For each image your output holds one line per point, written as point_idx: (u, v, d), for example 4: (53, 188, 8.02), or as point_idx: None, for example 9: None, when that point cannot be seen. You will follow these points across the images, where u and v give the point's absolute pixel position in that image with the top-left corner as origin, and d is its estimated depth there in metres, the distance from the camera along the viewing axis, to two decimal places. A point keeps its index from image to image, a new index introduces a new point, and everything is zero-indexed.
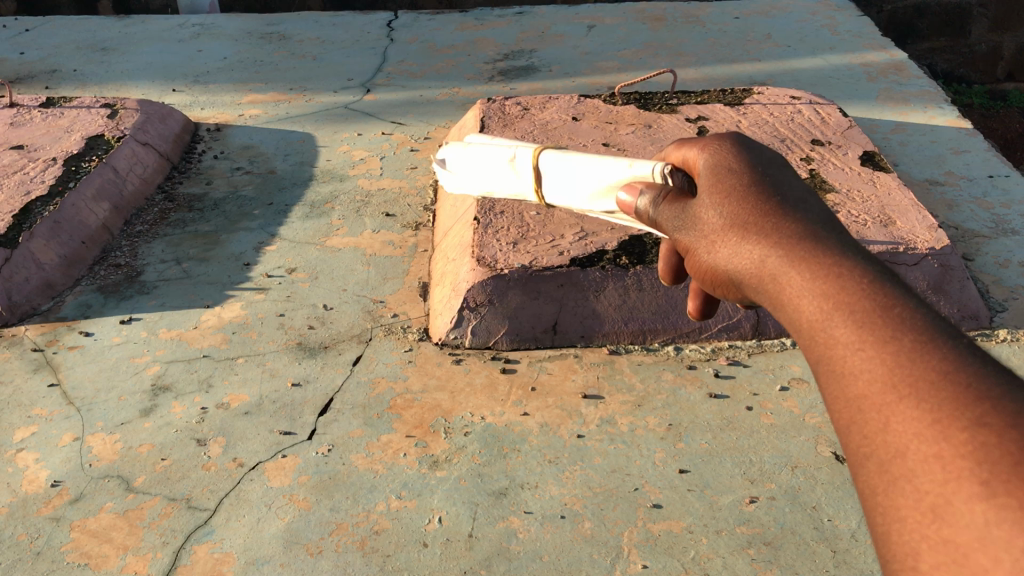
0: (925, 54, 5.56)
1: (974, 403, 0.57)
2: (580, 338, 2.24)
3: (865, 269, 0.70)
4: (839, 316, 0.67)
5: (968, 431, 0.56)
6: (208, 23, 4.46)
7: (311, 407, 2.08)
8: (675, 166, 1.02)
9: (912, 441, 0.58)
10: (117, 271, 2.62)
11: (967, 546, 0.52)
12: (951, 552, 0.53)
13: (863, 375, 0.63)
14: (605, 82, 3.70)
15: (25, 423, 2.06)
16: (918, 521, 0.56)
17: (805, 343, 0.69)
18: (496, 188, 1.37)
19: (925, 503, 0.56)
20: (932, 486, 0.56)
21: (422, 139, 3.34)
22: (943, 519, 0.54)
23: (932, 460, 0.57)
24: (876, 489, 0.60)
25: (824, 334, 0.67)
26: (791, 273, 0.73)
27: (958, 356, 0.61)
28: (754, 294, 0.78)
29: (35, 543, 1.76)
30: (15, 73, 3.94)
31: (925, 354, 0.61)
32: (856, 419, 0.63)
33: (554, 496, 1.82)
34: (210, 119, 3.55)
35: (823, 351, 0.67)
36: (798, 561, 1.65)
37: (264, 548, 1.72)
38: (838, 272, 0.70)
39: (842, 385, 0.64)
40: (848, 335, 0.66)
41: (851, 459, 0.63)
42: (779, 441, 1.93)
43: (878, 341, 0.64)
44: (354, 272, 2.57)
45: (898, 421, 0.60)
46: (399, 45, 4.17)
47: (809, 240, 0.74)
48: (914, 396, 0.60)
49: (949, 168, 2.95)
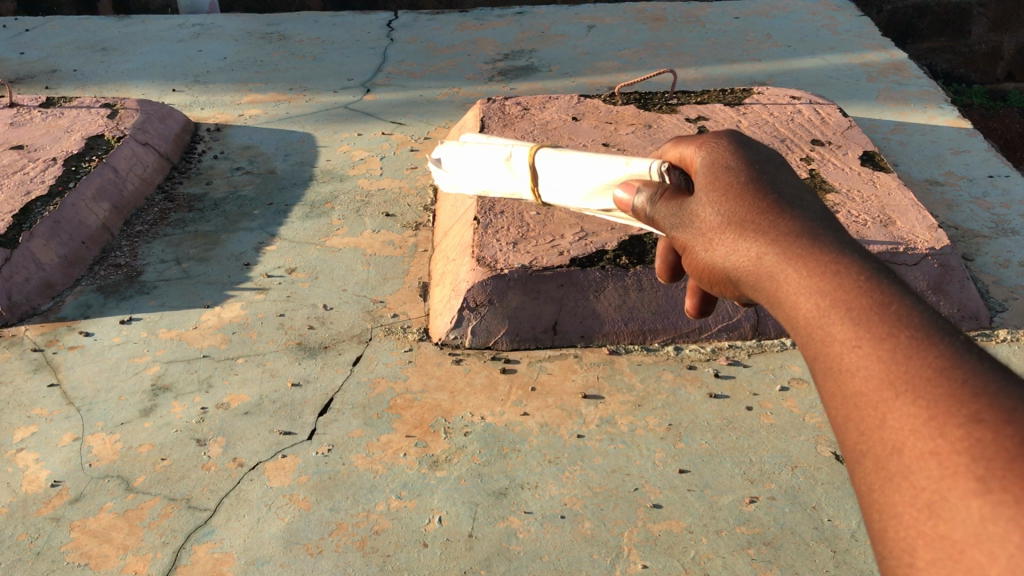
0: (925, 54, 5.56)
1: (970, 399, 0.57)
2: (580, 338, 2.24)
3: (862, 265, 0.70)
4: (835, 314, 0.67)
5: (963, 428, 0.56)
6: (208, 23, 4.46)
7: (311, 407, 2.08)
8: (672, 165, 1.03)
9: (909, 437, 0.58)
10: (117, 271, 2.62)
11: (963, 542, 0.52)
12: (947, 549, 0.53)
13: (860, 371, 0.63)
14: (605, 82, 3.70)
15: (25, 423, 2.06)
16: (914, 517, 0.56)
17: (802, 340, 0.69)
18: (491, 187, 1.36)
19: (921, 499, 0.56)
20: (928, 482, 0.56)
21: (422, 139, 3.34)
22: (938, 516, 0.54)
23: (928, 457, 0.57)
24: (873, 485, 0.60)
25: (821, 331, 0.67)
26: (788, 270, 0.73)
27: (954, 351, 0.60)
28: (751, 292, 0.78)
29: (35, 543, 1.76)
30: (15, 73, 3.94)
31: (922, 350, 0.61)
32: (853, 416, 0.63)
33: (554, 496, 1.82)
34: (210, 120, 3.55)
35: (820, 348, 0.67)
36: (799, 561, 1.65)
37: (264, 548, 1.72)
38: (835, 269, 0.70)
39: (839, 382, 0.64)
40: (845, 332, 0.66)
41: (848, 456, 0.63)
42: (779, 441, 1.93)
43: (875, 337, 0.64)
44: (354, 272, 2.57)
45: (894, 417, 0.60)
46: (399, 45, 4.17)
47: (806, 236, 0.74)
48: (911, 393, 0.60)
49: (949, 168, 2.95)
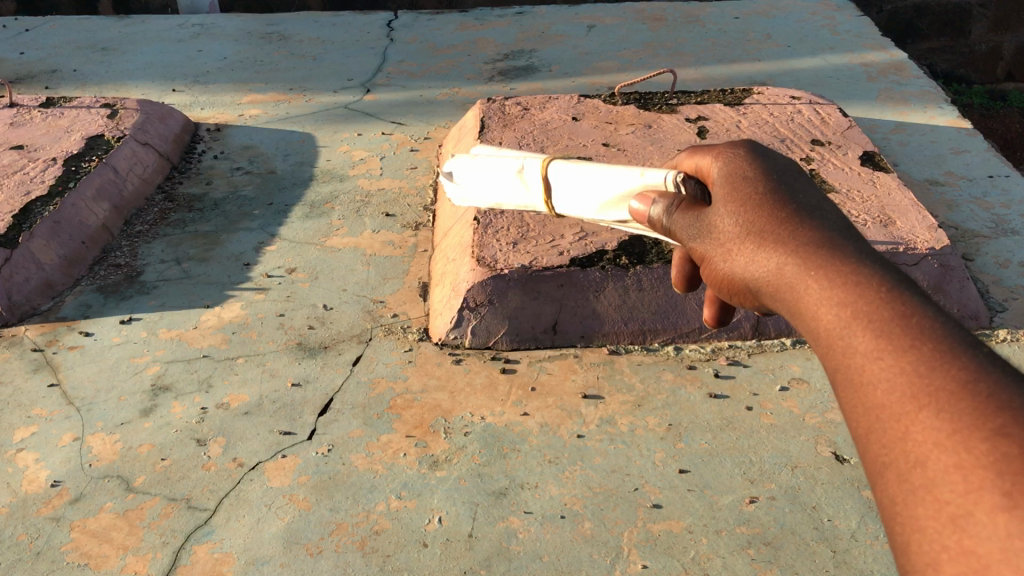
0: (924, 54, 5.56)
1: (994, 413, 0.57)
2: (580, 338, 2.24)
3: (883, 275, 0.70)
4: (857, 326, 0.67)
5: (989, 442, 0.55)
6: (208, 23, 4.46)
7: (311, 407, 2.08)
8: (687, 174, 1.01)
9: (933, 451, 0.58)
10: (117, 271, 2.63)
11: (988, 557, 0.52)
12: (973, 564, 0.53)
13: (882, 384, 0.63)
14: (605, 82, 3.70)
15: (26, 423, 2.06)
16: (938, 531, 0.56)
17: (824, 353, 0.69)
18: (504, 201, 1.37)
19: (946, 512, 0.56)
20: (954, 496, 0.56)
21: (422, 139, 3.34)
22: (963, 530, 0.54)
23: (952, 471, 0.57)
24: (896, 498, 0.60)
25: (843, 344, 0.67)
26: (809, 281, 0.73)
27: (978, 364, 0.60)
28: (772, 302, 0.78)
29: (35, 543, 1.76)
30: (15, 73, 3.94)
31: (945, 362, 0.61)
32: (874, 429, 0.63)
33: (554, 496, 1.82)
34: (210, 120, 3.55)
35: (842, 361, 0.67)
36: (799, 561, 1.65)
37: (264, 548, 1.73)
38: (856, 281, 0.70)
39: (862, 394, 0.65)
40: (866, 345, 0.66)
41: (870, 470, 0.63)
42: (779, 442, 1.93)
43: (897, 350, 0.64)
44: (354, 272, 2.57)
45: (917, 430, 0.60)
46: (399, 45, 4.17)
47: (826, 246, 0.74)
48: (934, 406, 0.60)
49: (949, 168, 2.95)
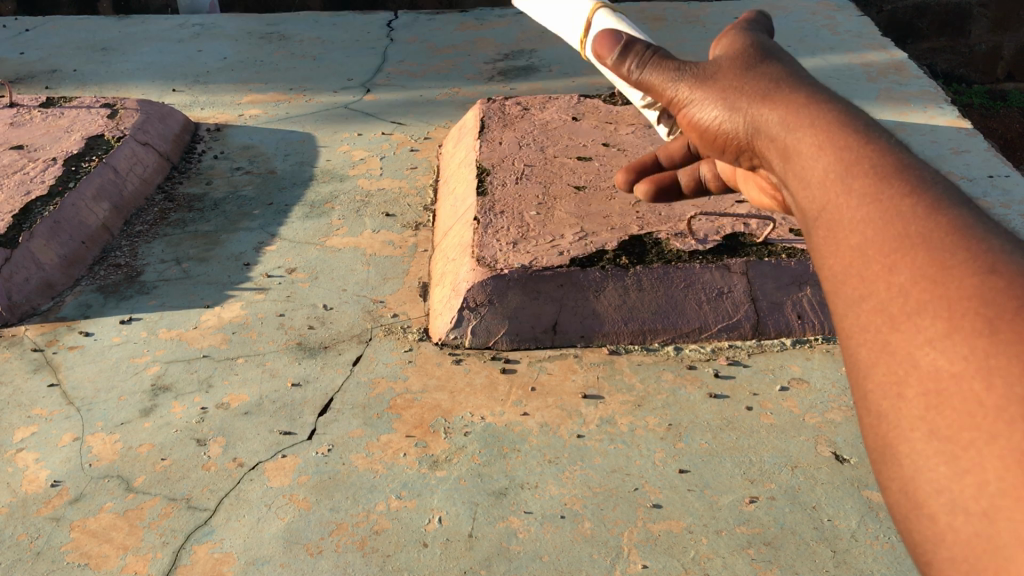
0: (924, 54, 5.56)
1: (973, 261, 0.58)
2: (581, 338, 2.24)
3: (882, 147, 0.71)
4: (867, 245, 0.64)
5: (963, 281, 0.57)
6: (208, 23, 4.46)
7: (311, 407, 2.08)
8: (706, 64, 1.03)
9: (907, 287, 0.60)
10: (117, 271, 2.62)
11: (952, 380, 0.54)
12: (935, 386, 0.55)
13: (865, 231, 0.65)
14: (605, 82, 3.70)
15: (26, 423, 2.06)
16: (902, 365, 0.58)
17: (816, 207, 0.71)
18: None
19: (958, 409, 0.54)
20: (923, 336, 0.57)
21: (422, 139, 3.34)
22: (927, 363, 0.56)
23: (923, 305, 0.58)
24: (867, 328, 0.61)
25: (836, 194, 0.69)
26: (815, 147, 0.74)
27: (960, 219, 0.62)
28: (777, 171, 0.80)
29: (35, 543, 1.76)
30: (15, 73, 3.94)
31: (930, 216, 0.63)
32: (854, 264, 0.65)
33: (554, 496, 1.82)
34: (210, 119, 3.55)
35: (833, 208, 0.69)
36: (799, 561, 1.65)
37: (264, 548, 1.73)
38: (859, 145, 0.71)
39: (846, 239, 0.66)
40: (853, 196, 0.68)
41: (843, 301, 0.64)
42: (779, 442, 1.93)
43: (885, 202, 0.66)
44: (354, 272, 2.57)
45: (893, 269, 0.62)
46: (399, 45, 4.17)
47: (833, 121, 0.76)
48: (916, 246, 0.61)
49: (949, 168, 2.95)
